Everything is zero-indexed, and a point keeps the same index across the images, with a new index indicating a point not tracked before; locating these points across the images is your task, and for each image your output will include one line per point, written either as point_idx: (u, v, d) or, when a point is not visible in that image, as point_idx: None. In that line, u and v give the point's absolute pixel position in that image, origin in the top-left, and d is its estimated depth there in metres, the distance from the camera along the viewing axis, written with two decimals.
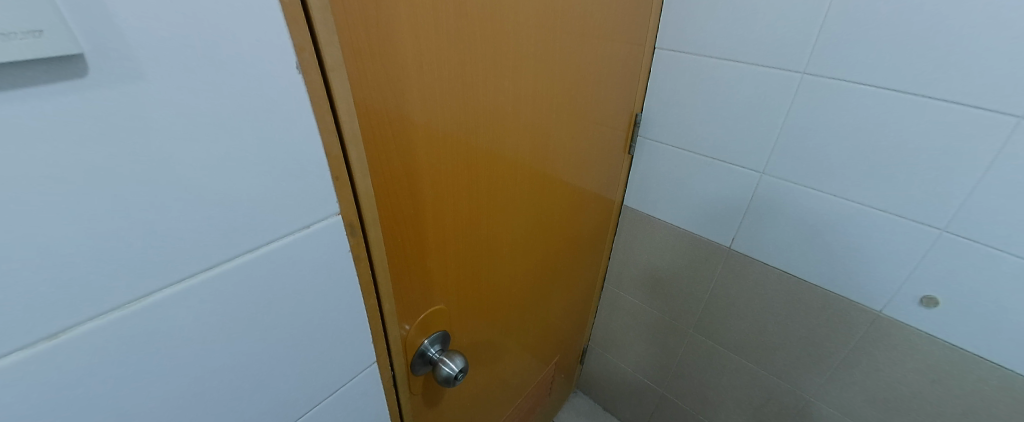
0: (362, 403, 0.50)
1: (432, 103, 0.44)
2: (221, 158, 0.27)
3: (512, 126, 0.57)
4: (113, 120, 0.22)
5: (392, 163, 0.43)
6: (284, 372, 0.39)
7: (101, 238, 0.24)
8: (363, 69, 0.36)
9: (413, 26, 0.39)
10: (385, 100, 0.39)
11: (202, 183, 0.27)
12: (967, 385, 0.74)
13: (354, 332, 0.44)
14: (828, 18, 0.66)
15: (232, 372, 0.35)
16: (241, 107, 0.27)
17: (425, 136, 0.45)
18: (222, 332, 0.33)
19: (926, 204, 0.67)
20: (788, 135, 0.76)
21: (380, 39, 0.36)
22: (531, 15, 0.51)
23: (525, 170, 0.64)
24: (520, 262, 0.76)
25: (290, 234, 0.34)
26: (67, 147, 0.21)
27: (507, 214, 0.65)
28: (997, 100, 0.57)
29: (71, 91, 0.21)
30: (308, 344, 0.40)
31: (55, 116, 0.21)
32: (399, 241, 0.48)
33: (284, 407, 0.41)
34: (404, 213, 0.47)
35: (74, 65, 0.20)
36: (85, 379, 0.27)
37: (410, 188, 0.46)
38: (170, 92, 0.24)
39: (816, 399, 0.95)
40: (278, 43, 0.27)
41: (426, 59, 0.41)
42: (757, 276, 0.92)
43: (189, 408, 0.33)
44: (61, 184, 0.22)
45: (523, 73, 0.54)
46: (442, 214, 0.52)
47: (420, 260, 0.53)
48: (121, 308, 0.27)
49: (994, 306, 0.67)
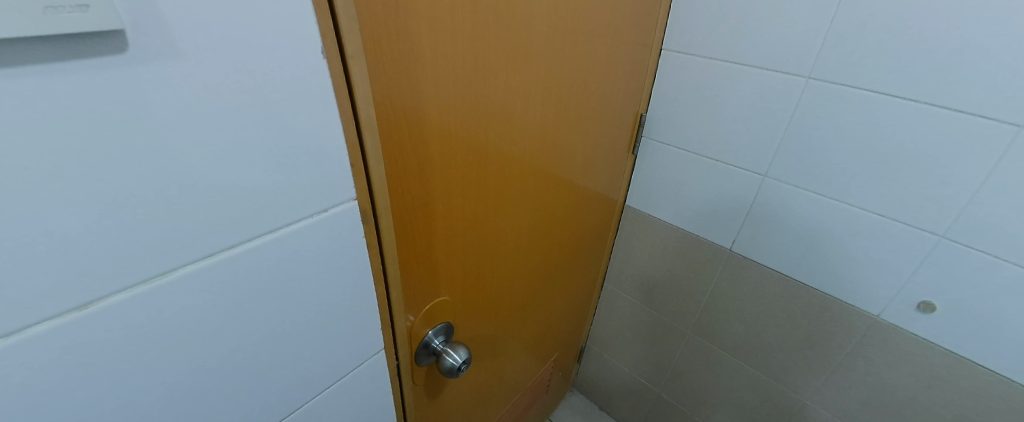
0: (368, 390, 0.51)
1: (443, 96, 0.44)
2: (245, 142, 0.28)
3: (520, 124, 0.57)
4: (136, 99, 0.23)
5: (404, 153, 0.43)
6: (291, 358, 0.40)
7: (124, 221, 0.25)
8: (381, 59, 0.37)
9: (431, 19, 0.39)
10: (401, 90, 0.40)
11: (223, 165, 0.28)
12: (961, 391, 0.75)
13: (361, 319, 0.45)
14: (834, 25, 0.66)
15: (242, 355, 0.35)
16: (264, 91, 0.27)
17: (437, 129, 0.46)
18: (236, 315, 0.33)
19: (924, 212, 0.68)
20: (791, 139, 0.77)
21: (396, 30, 0.37)
22: (542, 16, 0.51)
23: (530, 167, 0.64)
24: (522, 260, 0.76)
25: (307, 217, 0.34)
26: (94, 129, 0.22)
27: (511, 210, 0.65)
28: (999, 110, 0.58)
29: (109, 66, 0.21)
30: (317, 330, 0.40)
31: (93, 92, 0.21)
32: (409, 232, 0.49)
33: (290, 391, 0.41)
34: (414, 205, 0.48)
35: (115, 42, 0.21)
36: (104, 355, 0.28)
37: (420, 180, 0.47)
38: (201, 73, 0.24)
39: (810, 401, 0.96)
40: (307, 31, 0.28)
41: (441, 53, 0.42)
42: (757, 278, 0.92)
43: (199, 390, 0.34)
44: (91, 163, 0.23)
45: (533, 72, 0.55)
46: (451, 206, 0.53)
47: (427, 252, 0.53)
48: (145, 283, 0.27)
49: (988, 313, 0.68)
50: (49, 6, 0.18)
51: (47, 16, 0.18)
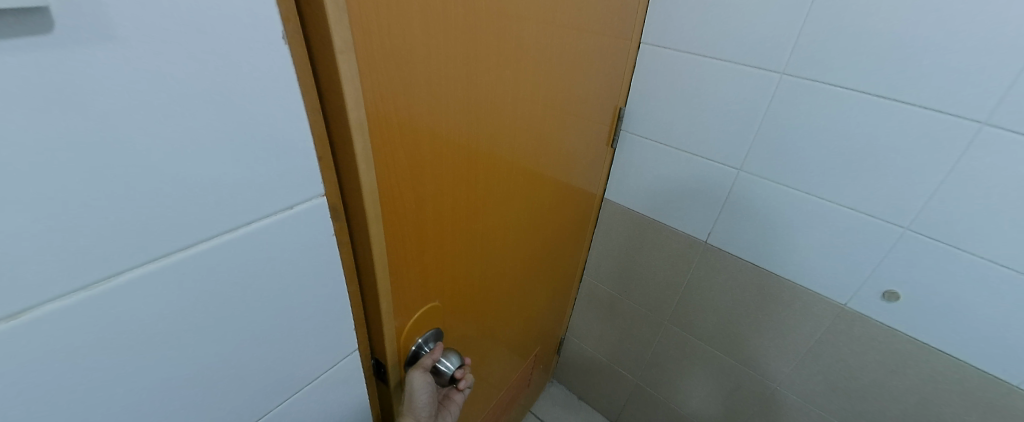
0: (341, 391, 0.50)
1: (437, 95, 0.43)
2: (198, 133, 0.26)
3: (509, 122, 0.56)
4: (67, 84, 0.20)
5: (398, 156, 0.41)
6: (257, 362, 0.38)
7: (60, 221, 0.23)
8: (373, 56, 0.34)
9: (425, 15, 0.37)
10: (394, 90, 0.38)
11: (175, 159, 0.26)
12: (922, 375, 0.79)
13: (333, 317, 0.43)
14: (809, 22, 0.67)
15: (203, 362, 0.33)
16: (219, 78, 0.26)
17: (429, 130, 0.44)
18: (194, 320, 0.31)
19: (891, 206, 0.70)
20: (765, 134, 0.78)
21: (390, 26, 0.35)
22: (533, 11, 0.50)
23: (517, 166, 0.63)
24: (508, 259, 0.76)
25: (271, 214, 0.32)
26: (22, 120, 0.20)
27: (499, 208, 0.64)
28: (961, 108, 0.60)
29: (33, 47, 0.19)
30: (285, 332, 0.39)
31: (17, 78, 0.19)
32: (400, 237, 0.47)
33: (257, 395, 0.39)
34: (405, 209, 0.46)
35: (39, 18, 0.19)
36: (47, 371, 0.25)
37: (412, 183, 0.45)
38: (144, 56, 0.22)
39: (781, 387, 0.99)
40: (263, 14, 0.26)
41: (435, 50, 0.40)
42: (730, 269, 0.94)
43: (156, 401, 0.32)
44: (20, 157, 0.20)
45: (522, 69, 0.53)
46: (442, 209, 0.51)
47: (418, 257, 0.52)
48: (90, 289, 0.25)
49: (946, 302, 0.71)
50: None
51: None
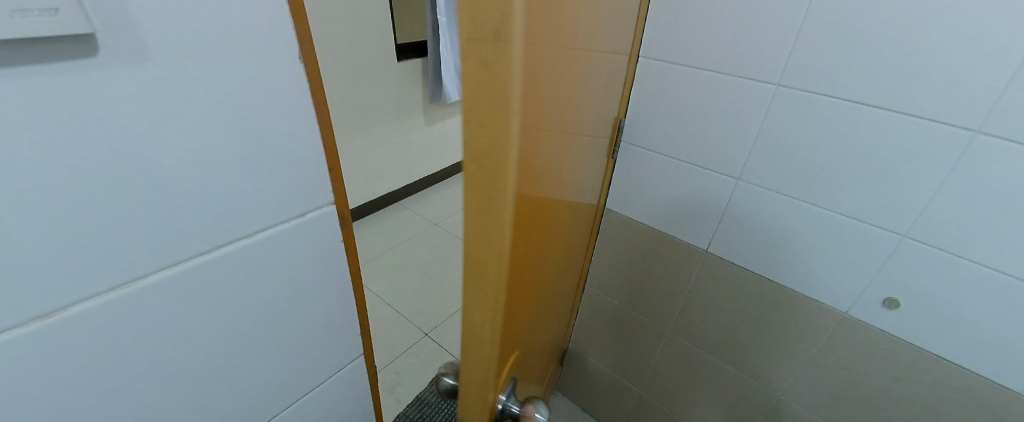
0: (323, 371, 0.54)
1: (547, 142, 0.40)
2: (192, 124, 0.32)
3: (571, 156, 0.54)
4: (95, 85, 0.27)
5: (522, 214, 0.38)
6: (243, 333, 0.43)
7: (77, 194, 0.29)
8: (525, 113, 0.31)
9: (550, 62, 0.34)
10: (530, 145, 0.34)
11: (173, 143, 0.32)
12: (926, 383, 0.79)
13: (315, 297, 0.48)
14: (801, 34, 0.69)
15: (195, 326, 0.39)
16: (212, 80, 0.32)
17: (538, 181, 0.40)
18: (187, 286, 0.37)
19: (886, 213, 0.71)
20: (762, 144, 0.80)
21: (535, 77, 0.31)
22: (594, 44, 0.49)
23: (568, 199, 0.61)
24: (549, 293, 0.73)
25: (255, 196, 0.38)
26: (60, 112, 0.26)
27: (555, 244, 0.61)
28: (951, 116, 0.62)
29: (77, 60, 0.26)
30: (268, 307, 0.44)
31: (69, 84, 0.26)
32: (512, 299, 0.42)
33: (243, 363, 0.44)
34: (519, 268, 0.42)
35: (84, 44, 0.26)
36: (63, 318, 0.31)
37: (524, 240, 0.41)
38: (154, 64, 0.29)
39: (785, 396, 0.99)
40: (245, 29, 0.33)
41: (552, 96, 0.37)
42: (728, 276, 0.95)
43: (152, 355, 0.37)
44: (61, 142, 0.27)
45: (583, 102, 0.52)
46: (532, 259, 0.48)
47: (516, 317, 0.47)
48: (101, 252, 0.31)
49: (947, 309, 0.71)
50: (18, 11, 0.22)
51: (15, 18, 0.22)
